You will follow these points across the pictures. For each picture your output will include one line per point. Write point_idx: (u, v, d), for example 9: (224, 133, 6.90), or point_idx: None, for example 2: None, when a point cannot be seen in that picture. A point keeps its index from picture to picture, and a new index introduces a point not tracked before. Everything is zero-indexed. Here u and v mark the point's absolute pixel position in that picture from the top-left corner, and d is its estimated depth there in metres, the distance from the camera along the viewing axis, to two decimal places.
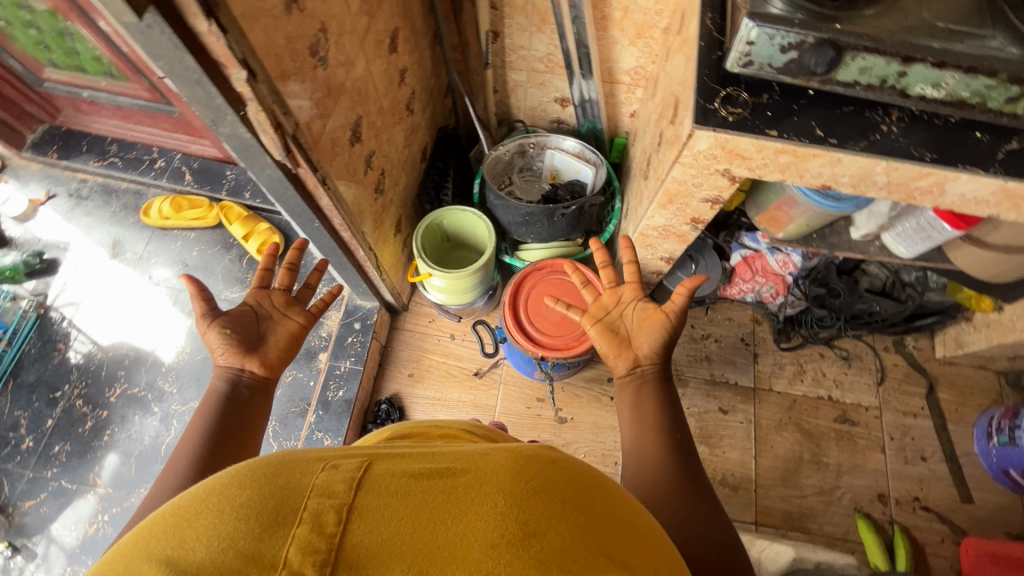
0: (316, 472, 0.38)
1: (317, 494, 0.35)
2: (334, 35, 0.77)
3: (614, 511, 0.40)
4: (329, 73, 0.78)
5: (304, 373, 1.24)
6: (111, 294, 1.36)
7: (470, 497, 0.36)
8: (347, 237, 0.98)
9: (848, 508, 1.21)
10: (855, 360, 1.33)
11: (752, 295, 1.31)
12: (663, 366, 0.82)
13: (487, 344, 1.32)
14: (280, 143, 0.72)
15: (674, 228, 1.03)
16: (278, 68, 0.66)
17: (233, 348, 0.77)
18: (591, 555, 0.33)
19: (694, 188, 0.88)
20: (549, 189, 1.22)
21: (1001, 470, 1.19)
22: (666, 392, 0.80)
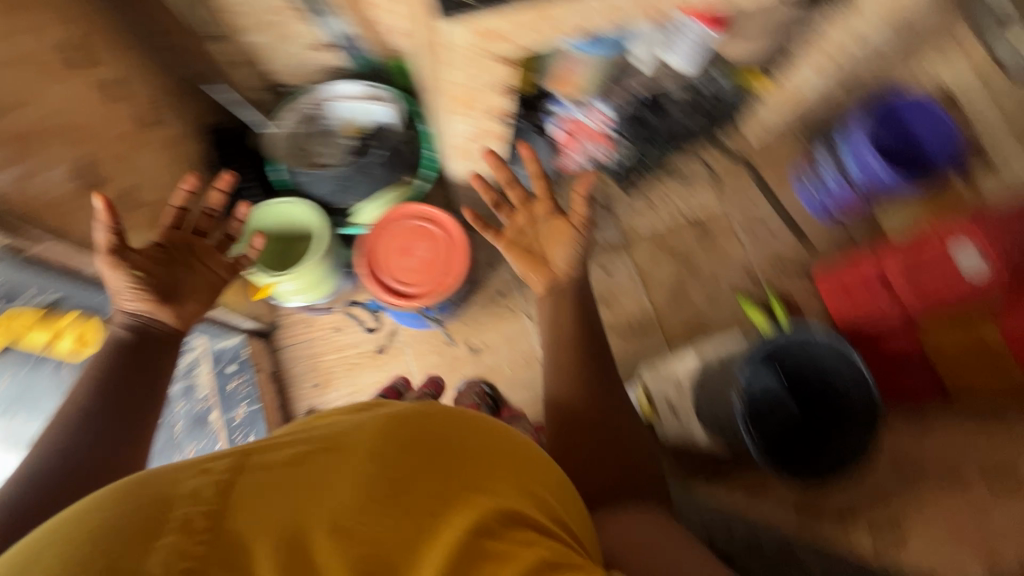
0: (188, 478, 0.43)
1: (187, 501, 0.41)
2: None
3: (480, 440, 0.49)
4: None
5: (206, 441, 1.10)
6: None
7: (336, 470, 0.44)
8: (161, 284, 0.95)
9: (730, 298, 1.39)
10: (691, 176, 1.46)
11: (587, 158, 1.35)
12: (579, 276, 0.87)
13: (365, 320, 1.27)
14: None
15: (483, 128, 1.00)
16: None
17: (147, 295, 0.78)
18: (435, 496, 0.43)
19: (475, 84, 0.85)
20: (356, 144, 1.13)
21: (823, 210, 1.38)
22: (585, 302, 0.86)
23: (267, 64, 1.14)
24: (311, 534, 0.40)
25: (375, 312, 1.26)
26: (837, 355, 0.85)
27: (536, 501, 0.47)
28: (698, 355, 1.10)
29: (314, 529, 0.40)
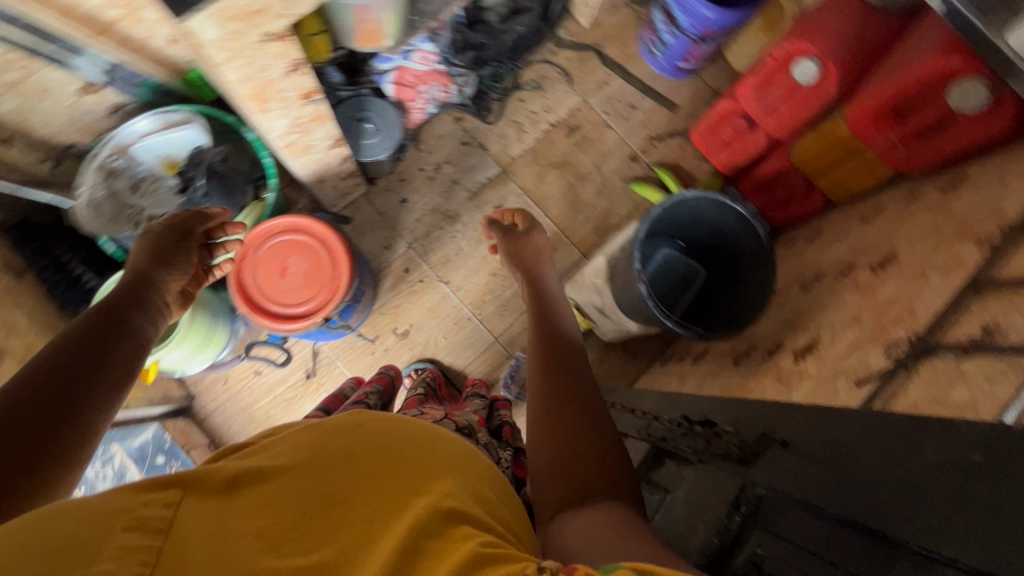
0: (125, 506, 0.38)
1: (124, 530, 0.36)
2: None
3: (415, 441, 0.48)
4: None
5: None
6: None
7: (271, 490, 0.41)
8: None
9: (623, 186, 1.40)
10: (544, 83, 1.43)
11: (432, 104, 1.29)
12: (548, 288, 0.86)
13: (274, 355, 1.20)
14: None
15: (303, 116, 0.89)
16: None
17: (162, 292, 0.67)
18: (388, 503, 0.41)
19: (265, 73, 0.75)
20: (182, 184, 1.03)
21: (674, 69, 1.42)
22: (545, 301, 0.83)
23: (31, 128, 0.95)
24: (248, 561, 0.36)
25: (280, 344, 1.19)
26: (721, 210, 0.85)
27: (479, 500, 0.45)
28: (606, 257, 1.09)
29: (249, 554, 0.37)
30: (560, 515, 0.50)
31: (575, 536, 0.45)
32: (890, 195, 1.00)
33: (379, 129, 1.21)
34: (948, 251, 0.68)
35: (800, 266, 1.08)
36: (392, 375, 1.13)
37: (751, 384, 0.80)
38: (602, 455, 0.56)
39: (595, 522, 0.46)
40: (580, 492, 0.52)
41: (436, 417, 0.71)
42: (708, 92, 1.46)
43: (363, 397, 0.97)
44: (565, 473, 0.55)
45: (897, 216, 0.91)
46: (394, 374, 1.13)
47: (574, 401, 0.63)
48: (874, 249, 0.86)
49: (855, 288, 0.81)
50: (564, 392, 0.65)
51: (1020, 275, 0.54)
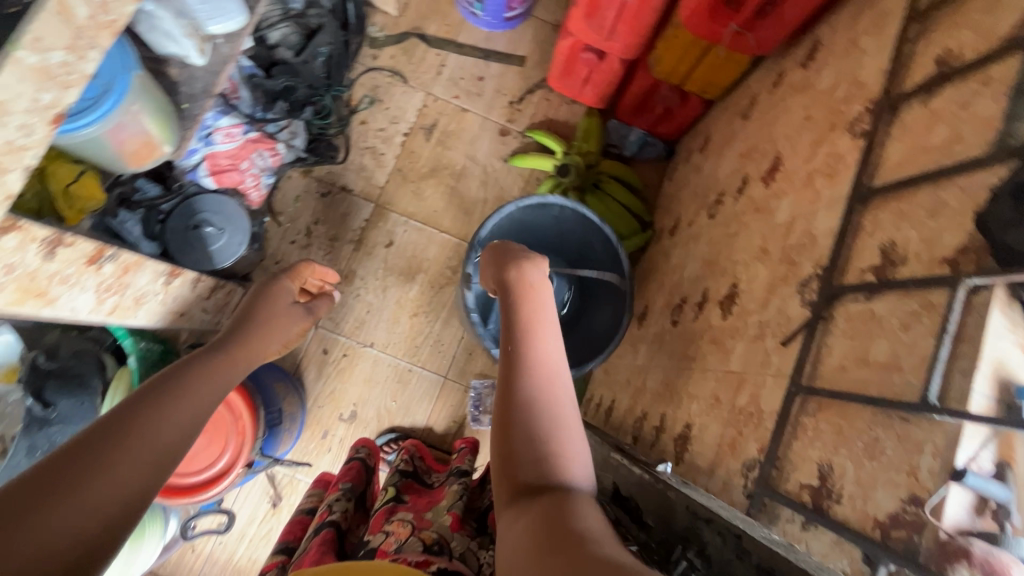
0: None
1: None
2: None
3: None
4: None
5: None
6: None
7: None
8: None
9: (505, 165, 1.29)
10: (379, 92, 1.29)
11: (267, 174, 1.15)
12: (535, 313, 0.62)
13: (217, 521, 1.10)
14: None
15: (109, 277, 0.77)
16: None
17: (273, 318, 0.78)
18: None
19: (26, 266, 0.63)
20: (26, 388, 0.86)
21: (504, 21, 1.29)
22: (534, 302, 0.64)
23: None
24: None
25: (218, 506, 1.09)
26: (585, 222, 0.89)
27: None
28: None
29: None
30: (506, 519, 0.46)
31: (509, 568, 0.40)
32: (758, 81, 0.93)
33: (223, 227, 1.05)
34: (824, 146, 0.62)
35: (700, 187, 1.01)
36: (366, 456, 0.97)
37: (693, 352, 0.74)
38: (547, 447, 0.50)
39: (547, 527, 0.41)
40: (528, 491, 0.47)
41: (400, 540, 0.60)
42: (547, 29, 1.34)
43: (328, 510, 0.78)
44: (510, 467, 0.50)
45: (769, 107, 0.83)
46: (367, 454, 0.98)
47: (531, 374, 0.55)
48: (759, 155, 0.79)
49: (753, 207, 0.75)
50: (531, 371, 0.56)
51: (901, 176, 0.47)
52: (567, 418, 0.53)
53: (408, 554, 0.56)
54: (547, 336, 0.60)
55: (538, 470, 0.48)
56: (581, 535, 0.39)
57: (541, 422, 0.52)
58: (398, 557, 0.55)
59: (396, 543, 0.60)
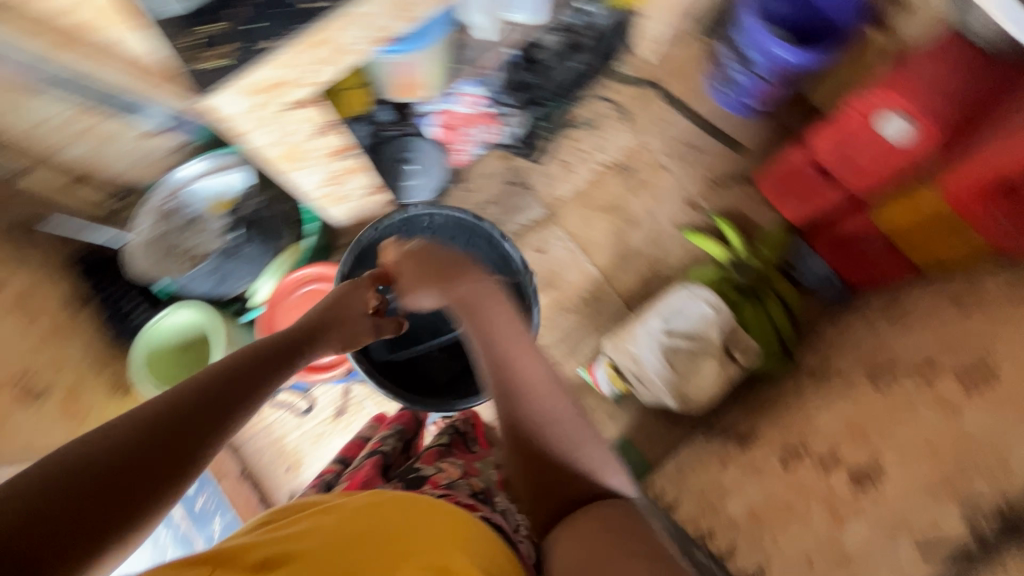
0: None
1: None
2: None
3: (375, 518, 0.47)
4: None
5: None
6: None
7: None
8: None
9: (676, 234, 1.30)
10: (598, 120, 1.36)
11: (478, 145, 1.26)
12: (505, 326, 0.63)
13: (297, 402, 1.21)
14: None
15: (338, 170, 0.89)
16: None
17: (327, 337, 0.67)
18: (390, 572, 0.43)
19: (295, 136, 0.75)
20: (228, 222, 1.02)
21: (745, 107, 1.30)
22: (502, 311, 0.64)
23: (103, 166, 0.97)
24: None
25: (304, 392, 1.20)
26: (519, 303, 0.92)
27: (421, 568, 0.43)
28: (664, 324, 1.06)
29: None
30: (552, 536, 0.54)
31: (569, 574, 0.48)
32: (992, 278, 0.85)
33: (422, 169, 1.18)
34: None
35: (869, 348, 0.94)
36: None
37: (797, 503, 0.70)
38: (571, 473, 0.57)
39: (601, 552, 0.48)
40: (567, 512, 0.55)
41: (452, 479, 0.69)
42: (779, 131, 1.33)
43: (381, 441, 0.89)
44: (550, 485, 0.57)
45: (998, 309, 0.76)
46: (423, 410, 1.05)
47: (524, 404, 0.59)
48: (963, 351, 0.73)
49: (932, 399, 0.69)
50: (528, 400, 0.59)
51: None
52: (579, 437, 0.58)
53: (460, 494, 0.65)
54: (532, 357, 0.62)
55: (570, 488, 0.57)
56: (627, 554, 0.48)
57: (557, 449, 0.58)
58: (452, 495, 0.63)
59: (447, 480, 0.69)
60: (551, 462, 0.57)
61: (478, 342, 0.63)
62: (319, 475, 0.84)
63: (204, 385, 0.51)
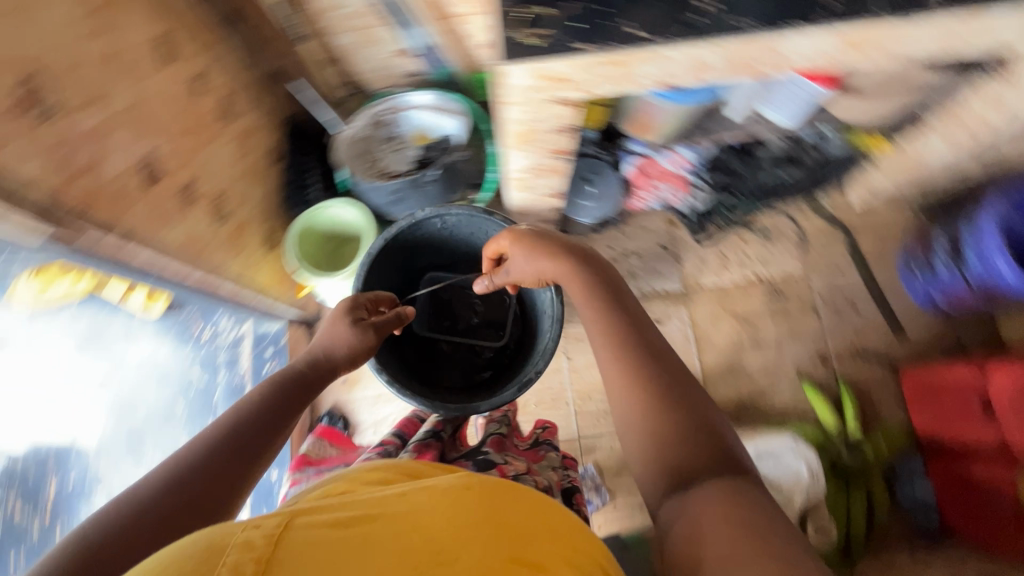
0: (240, 531, 0.50)
1: (243, 545, 0.48)
2: (101, 99, 0.65)
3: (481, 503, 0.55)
4: (105, 119, 0.66)
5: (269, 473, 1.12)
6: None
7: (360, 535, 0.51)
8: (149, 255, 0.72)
9: (793, 378, 1.24)
10: (776, 234, 1.33)
11: (657, 201, 1.27)
12: (609, 298, 0.77)
13: None
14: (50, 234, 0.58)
15: (544, 164, 0.93)
16: (41, 168, 0.56)
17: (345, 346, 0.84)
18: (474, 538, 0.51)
19: (539, 124, 0.79)
20: (419, 155, 1.12)
21: (928, 300, 1.23)
22: (600, 294, 0.78)
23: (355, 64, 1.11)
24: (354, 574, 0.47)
25: None
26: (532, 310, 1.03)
27: (532, 566, 0.50)
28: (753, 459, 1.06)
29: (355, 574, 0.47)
30: (677, 505, 0.55)
31: (704, 535, 0.49)
32: None
33: (597, 195, 1.20)
34: None
35: None
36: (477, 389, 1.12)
37: None
38: (690, 434, 0.61)
39: (733, 516, 0.50)
40: (685, 477, 0.58)
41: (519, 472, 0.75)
42: (951, 338, 1.24)
43: (440, 425, 0.94)
44: (667, 451, 0.61)
45: None
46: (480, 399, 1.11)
47: (634, 374, 0.67)
48: None
49: None
50: (640, 371, 0.68)
51: None
52: (686, 406, 0.64)
53: None
54: (633, 337, 0.72)
55: (684, 451, 0.60)
56: (747, 514, 0.50)
57: (665, 413, 0.63)
58: None
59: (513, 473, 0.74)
60: (648, 414, 0.64)
61: (597, 321, 0.76)
62: (380, 446, 0.91)
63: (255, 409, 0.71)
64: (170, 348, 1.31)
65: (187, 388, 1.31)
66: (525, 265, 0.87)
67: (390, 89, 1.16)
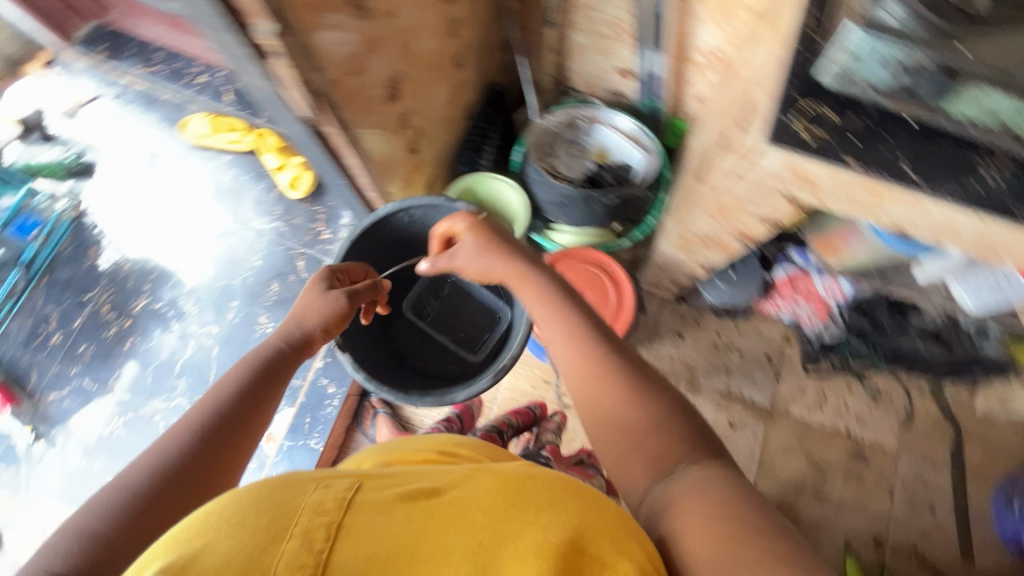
0: (311, 490, 0.46)
1: (310, 512, 0.44)
2: (395, 13, 0.69)
3: (558, 492, 0.49)
4: (389, 31, 0.69)
5: (332, 386, 1.17)
6: (129, 206, 1.35)
7: (425, 510, 0.47)
8: (355, 162, 0.75)
9: (839, 547, 1.16)
10: (884, 400, 1.25)
11: (789, 318, 1.22)
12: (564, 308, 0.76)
13: None
14: (311, 113, 0.61)
15: (718, 239, 0.92)
16: (336, 55, 0.59)
17: (303, 319, 0.76)
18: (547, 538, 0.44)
19: (749, 205, 0.78)
20: (592, 168, 1.14)
21: (1015, 541, 1.13)
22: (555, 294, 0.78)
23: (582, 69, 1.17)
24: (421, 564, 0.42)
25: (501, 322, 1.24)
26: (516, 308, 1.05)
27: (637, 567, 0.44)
28: None
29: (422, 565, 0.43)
30: (657, 490, 0.57)
31: (701, 536, 0.49)
32: None
33: (734, 282, 1.18)
34: None
35: None
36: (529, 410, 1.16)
37: None
38: (664, 421, 0.62)
39: (730, 512, 0.50)
40: (665, 464, 0.59)
41: None
42: None
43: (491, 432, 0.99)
44: (636, 452, 0.61)
45: None
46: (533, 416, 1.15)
47: (590, 376, 0.68)
48: None
49: None
50: (597, 370, 0.68)
51: None
52: (635, 398, 0.64)
53: None
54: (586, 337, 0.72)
55: (656, 445, 0.60)
56: (735, 508, 0.50)
57: (627, 411, 0.64)
58: None
59: None
60: (612, 405, 0.65)
61: (556, 323, 0.75)
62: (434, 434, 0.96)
63: (237, 377, 0.67)
64: (289, 231, 1.34)
65: (283, 275, 1.31)
66: (473, 256, 0.86)
67: (587, 97, 1.20)
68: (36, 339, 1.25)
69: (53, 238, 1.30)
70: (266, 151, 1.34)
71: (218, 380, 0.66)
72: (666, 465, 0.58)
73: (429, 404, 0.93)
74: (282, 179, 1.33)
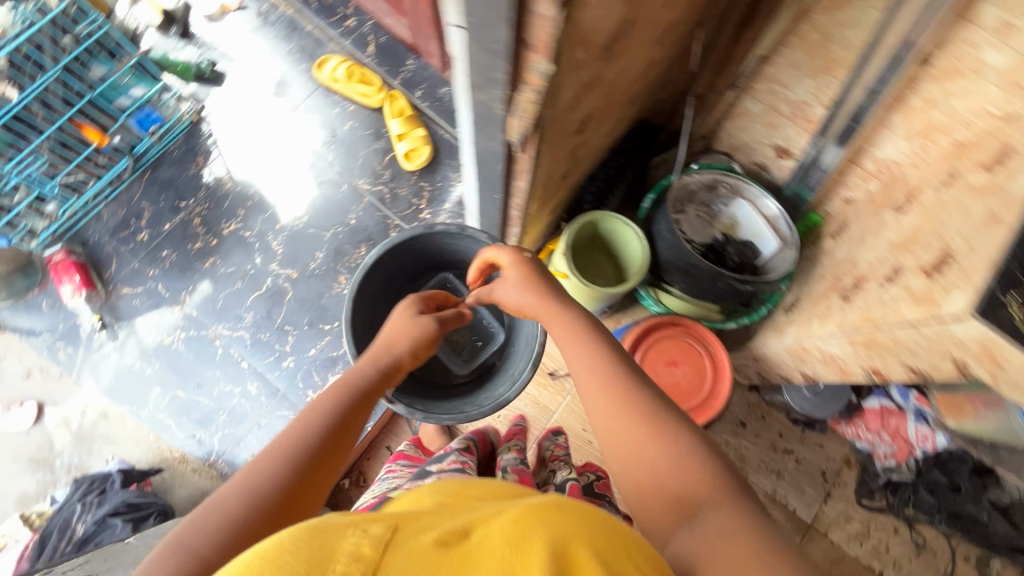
0: (348, 535, 0.40)
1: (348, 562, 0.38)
2: (624, 55, 0.65)
3: (578, 525, 0.43)
4: (611, 71, 0.65)
5: None
6: (246, 127, 1.33)
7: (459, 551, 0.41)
8: (524, 187, 0.72)
9: None
10: (927, 553, 1.18)
11: (864, 446, 1.20)
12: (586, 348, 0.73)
13: None
14: (522, 141, 0.58)
15: (843, 362, 0.86)
16: (569, 92, 0.56)
17: (389, 341, 0.78)
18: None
19: (906, 351, 0.73)
20: (717, 239, 1.11)
21: None
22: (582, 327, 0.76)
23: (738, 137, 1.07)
24: None
25: None
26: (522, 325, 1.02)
27: None
28: None
29: None
30: (682, 534, 0.53)
31: None
32: None
33: (818, 394, 1.15)
34: None
35: None
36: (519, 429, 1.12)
37: None
38: (684, 458, 0.59)
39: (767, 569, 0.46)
40: (689, 504, 0.56)
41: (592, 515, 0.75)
42: None
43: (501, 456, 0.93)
44: (661, 493, 0.58)
45: None
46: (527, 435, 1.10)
47: (617, 414, 0.65)
48: None
49: None
50: (617, 409, 0.65)
51: None
52: (659, 434, 0.62)
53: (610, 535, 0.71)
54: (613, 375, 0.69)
55: (681, 484, 0.58)
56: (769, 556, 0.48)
57: (652, 452, 0.61)
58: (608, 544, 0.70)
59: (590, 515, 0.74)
60: (637, 443, 0.62)
61: (583, 358, 0.72)
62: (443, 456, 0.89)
63: (336, 392, 0.68)
64: (390, 200, 1.31)
65: (372, 242, 1.29)
66: (514, 291, 0.83)
67: (729, 159, 1.10)
68: (124, 231, 1.26)
69: (166, 137, 1.29)
70: (393, 116, 1.32)
71: (313, 402, 0.66)
72: (686, 505, 0.56)
73: (493, 411, 0.90)
74: (400, 146, 1.30)
